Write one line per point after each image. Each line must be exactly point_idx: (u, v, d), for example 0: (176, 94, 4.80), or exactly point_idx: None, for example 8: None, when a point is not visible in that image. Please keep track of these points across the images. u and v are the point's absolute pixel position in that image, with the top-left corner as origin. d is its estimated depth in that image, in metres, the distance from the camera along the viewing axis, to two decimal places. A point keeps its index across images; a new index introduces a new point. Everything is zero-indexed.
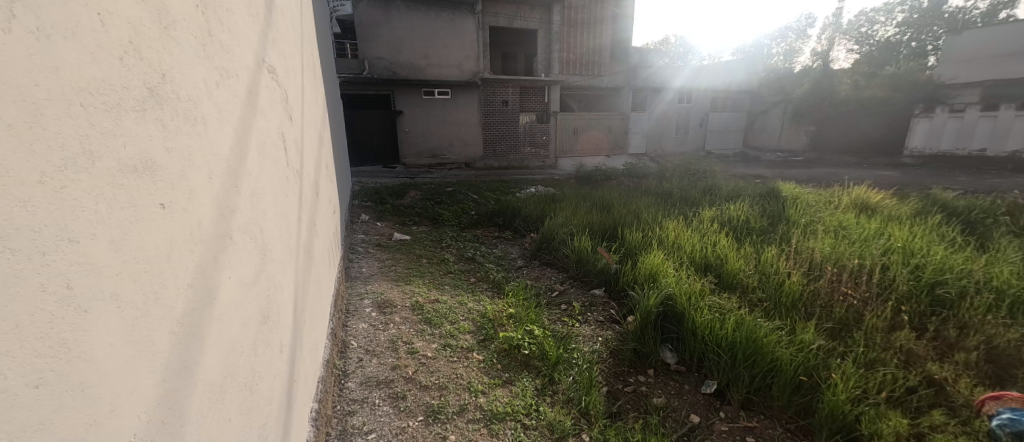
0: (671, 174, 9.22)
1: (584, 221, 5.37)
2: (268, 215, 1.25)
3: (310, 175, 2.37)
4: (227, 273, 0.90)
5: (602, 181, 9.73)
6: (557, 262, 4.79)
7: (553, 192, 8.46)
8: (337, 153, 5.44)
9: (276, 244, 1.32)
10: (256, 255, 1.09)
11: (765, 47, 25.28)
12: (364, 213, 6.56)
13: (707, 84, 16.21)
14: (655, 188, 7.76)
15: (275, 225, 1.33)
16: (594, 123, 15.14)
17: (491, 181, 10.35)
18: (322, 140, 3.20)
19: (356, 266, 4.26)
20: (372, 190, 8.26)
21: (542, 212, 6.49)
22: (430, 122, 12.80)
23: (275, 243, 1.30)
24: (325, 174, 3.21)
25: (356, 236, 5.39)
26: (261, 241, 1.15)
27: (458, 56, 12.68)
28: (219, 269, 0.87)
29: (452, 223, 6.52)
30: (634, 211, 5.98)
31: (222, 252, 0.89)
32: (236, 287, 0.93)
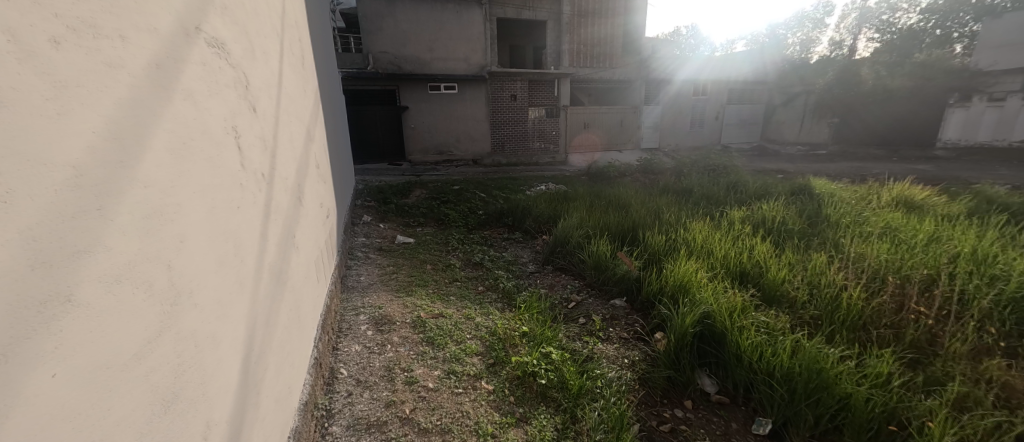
0: (688, 170, 8.76)
1: (601, 222, 4.98)
2: (185, 243, 0.90)
3: (290, 177, 2.02)
4: (48, 366, 0.58)
5: (616, 178, 9.31)
6: (571, 268, 4.41)
7: (564, 189, 8.08)
8: (337, 151, 5.14)
9: (204, 280, 0.96)
10: (137, 313, 0.74)
11: (780, 37, 24.44)
12: (366, 213, 6.25)
13: (723, 76, 15.62)
14: (673, 184, 7.33)
15: (207, 249, 0.99)
16: (606, 117, 14.68)
17: (500, 178, 10.00)
18: (310, 136, 2.87)
19: (354, 274, 3.92)
20: (375, 188, 7.95)
21: (554, 212, 6.10)
22: (436, 118, 12.47)
23: (201, 273, 0.96)
24: (315, 174, 2.88)
25: (356, 239, 5.07)
26: (160, 289, 0.81)
27: (465, 49, 12.28)
28: (20, 362, 0.54)
29: (459, 224, 6.17)
30: (654, 210, 5.56)
31: (33, 332, 0.56)
32: (68, 381, 0.60)
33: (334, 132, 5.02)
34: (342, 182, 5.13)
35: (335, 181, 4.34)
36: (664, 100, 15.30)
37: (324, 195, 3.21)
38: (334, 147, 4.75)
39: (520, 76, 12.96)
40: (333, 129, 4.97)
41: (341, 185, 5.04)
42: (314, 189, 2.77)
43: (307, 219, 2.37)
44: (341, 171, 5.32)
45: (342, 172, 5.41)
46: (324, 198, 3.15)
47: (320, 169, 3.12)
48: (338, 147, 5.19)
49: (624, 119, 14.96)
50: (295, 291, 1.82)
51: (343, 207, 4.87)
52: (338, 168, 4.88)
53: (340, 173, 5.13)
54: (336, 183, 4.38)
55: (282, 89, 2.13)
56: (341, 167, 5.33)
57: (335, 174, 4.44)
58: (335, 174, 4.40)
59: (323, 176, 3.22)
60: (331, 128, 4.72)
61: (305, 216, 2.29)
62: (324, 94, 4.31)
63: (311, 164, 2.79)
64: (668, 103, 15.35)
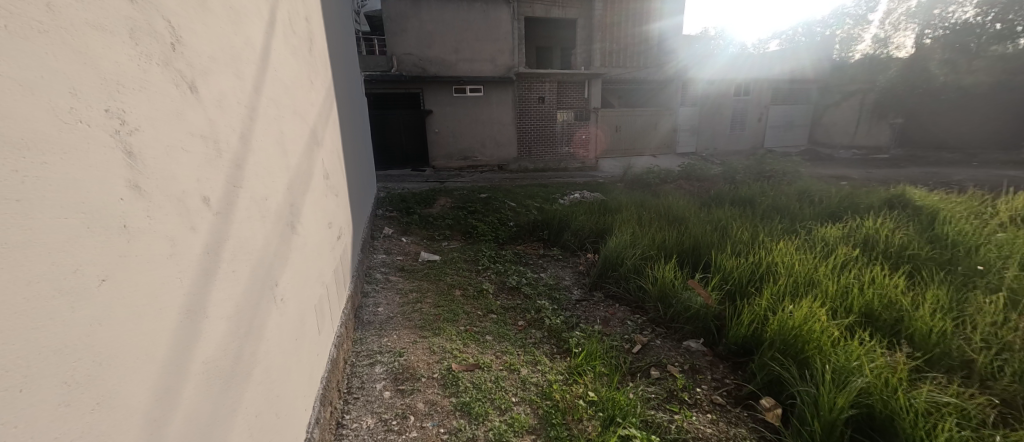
0: (741, 177, 7.86)
1: (660, 240, 4.23)
2: None
3: (273, 195, 1.39)
4: None
5: (658, 186, 8.50)
6: (628, 298, 3.68)
7: (603, 199, 7.32)
8: (357, 158, 4.57)
9: None
10: None
11: (819, 35, 23.01)
12: (387, 225, 5.65)
13: (767, 75, 14.57)
14: (730, 193, 6.48)
15: None
16: (639, 120, 13.87)
17: (531, 185, 9.34)
18: (316, 138, 2.26)
19: (370, 302, 3.31)
20: (397, 196, 7.39)
21: (598, 225, 5.37)
22: (461, 122, 11.93)
23: None
24: (321, 187, 2.26)
25: (375, 256, 4.47)
26: None
27: (491, 50, 11.71)
28: None
29: (490, 238, 5.51)
30: (717, 226, 4.79)
31: None
32: None
33: (353, 137, 4.45)
34: (360, 192, 4.56)
35: (352, 191, 3.77)
36: (702, 101, 14.36)
37: (334, 211, 2.60)
38: (353, 152, 4.18)
39: (549, 77, 12.31)
40: (353, 132, 4.41)
41: (360, 196, 4.47)
42: (318, 206, 2.14)
43: (304, 249, 1.74)
44: (361, 180, 4.76)
45: (361, 180, 4.84)
46: (333, 215, 2.53)
47: (329, 179, 2.52)
48: (357, 153, 4.63)
49: (659, 121, 14.10)
50: (264, 371, 1.18)
51: (361, 221, 4.30)
52: (356, 177, 4.31)
53: (359, 181, 4.56)
54: (353, 194, 3.80)
55: (270, 72, 1.52)
56: (360, 174, 4.76)
57: (353, 184, 3.87)
58: (352, 184, 3.82)
59: (332, 188, 2.61)
60: (350, 131, 4.16)
61: (300, 248, 1.67)
62: (342, 92, 3.74)
63: (315, 173, 2.16)
64: (706, 104, 14.41)
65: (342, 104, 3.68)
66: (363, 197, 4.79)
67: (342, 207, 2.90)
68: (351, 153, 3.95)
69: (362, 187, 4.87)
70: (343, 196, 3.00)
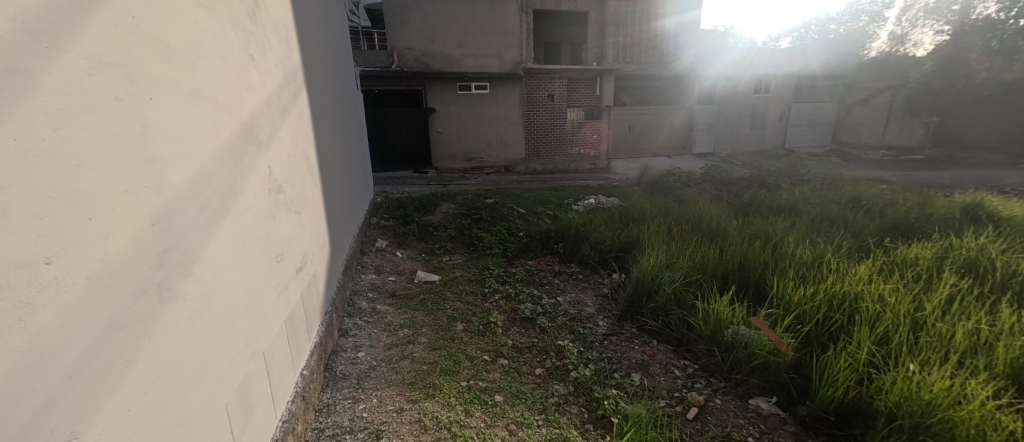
0: (775, 181, 7.11)
1: (703, 262, 3.54)
2: None
3: (59, 244, 0.72)
4: None
5: (680, 190, 7.79)
6: (670, 335, 3.00)
7: (622, 205, 6.63)
8: (344, 161, 3.89)
9: None
10: None
11: (834, 32, 22.15)
12: (380, 236, 5.00)
13: (789, 71, 13.76)
14: (768, 200, 5.76)
15: None
16: (654, 119, 13.17)
17: (541, 188, 8.68)
18: (254, 135, 1.57)
19: (348, 343, 2.65)
20: (395, 201, 6.73)
21: (622, 238, 4.68)
22: (466, 121, 11.28)
23: None
24: (261, 208, 1.57)
25: (363, 276, 3.81)
26: None
27: (498, 44, 11.05)
28: None
29: (497, 252, 4.84)
30: (764, 240, 4.10)
31: None
32: None
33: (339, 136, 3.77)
34: (347, 200, 3.88)
35: (332, 202, 3.09)
36: (720, 99, 13.61)
37: (291, 235, 1.92)
38: (336, 153, 3.51)
39: (559, 73, 11.63)
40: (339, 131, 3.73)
41: (346, 205, 3.79)
42: (251, 234, 1.45)
43: (192, 315, 1.04)
44: (348, 186, 4.07)
45: (350, 186, 4.15)
46: (287, 243, 1.84)
47: (280, 193, 1.83)
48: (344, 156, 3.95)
49: (674, 120, 13.39)
50: None
51: (345, 235, 3.64)
52: (341, 183, 3.63)
53: (345, 187, 3.89)
54: (332, 203, 3.13)
55: (102, 8, 0.83)
56: (348, 179, 4.08)
57: (334, 192, 3.19)
58: (333, 192, 3.14)
59: (287, 204, 1.91)
60: (334, 130, 3.47)
61: (172, 319, 0.97)
62: (321, 81, 3.05)
63: (247, 186, 1.47)
64: (724, 102, 13.65)
65: (320, 95, 2.99)
66: (350, 206, 4.11)
67: (307, 226, 2.22)
68: (332, 156, 3.26)
69: (350, 194, 4.19)
70: (309, 211, 2.32)
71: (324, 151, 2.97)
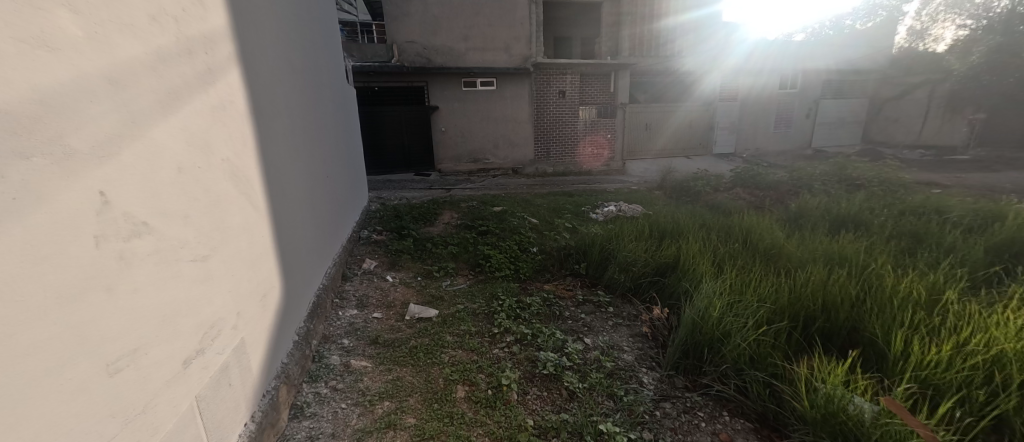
0: (820, 186, 6.33)
1: (776, 300, 2.73)
2: None
3: None
4: None
5: (711, 195, 7.01)
6: (748, 407, 2.23)
7: (648, 213, 5.89)
8: (319, 169, 3.12)
9: None
10: None
11: (850, 27, 21.36)
12: (369, 255, 4.23)
13: (817, 66, 12.95)
14: (821, 210, 4.98)
15: None
16: (672, 118, 12.36)
17: (554, 193, 7.94)
18: (19, 137, 0.78)
19: (302, 435, 1.87)
20: (390, 210, 5.96)
21: (659, 258, 3.89)
22: (471, 120, 10.53)
23: None
24: (61, 280, 0.83)
25: (343, 314, 3.03)
26: None
27: (506, 37, 10.26)
28: None
29: (508, 274, 4.05)
30: (840, 265, 3.34)
31: None
32: None
33: (313, 136, 3.00)
34: (323, 216, 3.11)
35: (294, 225, 2.33)
36: (744, 96, 12.79)
37: (173, 304, 1.14)
38: (306, 159, 2.74)
39: (571, 68, 10.86)
40: (311, 130, 2.96)
41: (320, 224, 3.02)
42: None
43: None
44: (326, 198, 3.30)
45: (329, 198, 3.38)
46: (156, 321, 1.07)
47: (143, 237, 1.05)
48: (320, 162, 3.18)
49: (693, 119, 12.59)
50: None
51: (318, 263, 2.88)
52: (313, 196, 2.85)
53: (321, 201, 3.11)
54: (295, 226, 2.35)
55: None
56: (326, 190, 3.31)
57: (298, 211, 2.42)
58: (296, 211, 2.37)
59: (164, 252, 1.13)
60: (302, 130, 2.70)
61: None
62: (275, 61, 2.26)
63: None
64: (748, 99, 12.84)
65: (272, 80, 2.20)
66: (329, 223, 3.34)
67: (222, 275, 1.44)
68: (297, 164, 2.49)
69: (330, 208, 3.41)
70: (232, 250, 1.54)
71: (279, 157, 2.18)
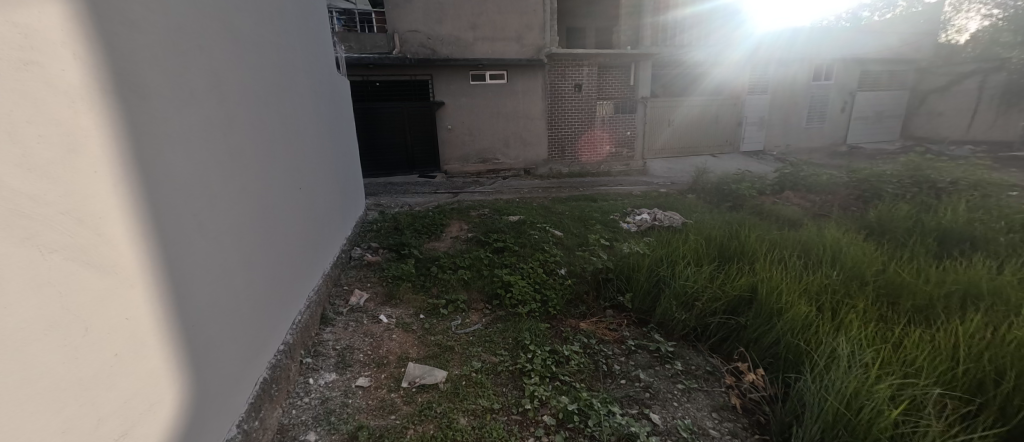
0: (893, 191, 5.42)
1: (938, 378, 1.88)
2: None
3: None
4: None
5: (756, 200, 6.17)
6: None
7: (690, 223, 5.08)
8: (283, 182, 2.30)
9: None
10: None
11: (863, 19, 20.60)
12: (358, 283, 3.38)
13: (852, 54, 12.07)
14: (912, 221, 4.13)
15: None
16: (696, 112, 11.48)
17: (576, 197, 7.13)
18: None
19: None
20: (389, 220, 5.12)
21: (729, 289, 3.03)
22: (480, 116, 9.67)
23: None
24: None
25: (314, 384, 2.17)
26: None
27: (518, 25, 9.37)
28: None
29: (535, 309, 3.21)
30: (987, 306, 2.51)
31: None
32: None
33: (270, 138, 2.17)
34: (289, 246, 2.29)
35: (223, 277, 1.50)
36: (773, 88, 11.92)
37: None
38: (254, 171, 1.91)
39: (587, 59, 9.97)
40: (267, 129, 2.13)
41: (284, 258, 2.20)
42: None
43: None
44: (296, 221, 2.48)
45: (300, 218, 2.56)
46: None
47: None
48: (285, 171, 2.35)
49: (718, 114, 11.72)
50: None
51: (279, 315, 2.07)
52: (268, 222, 2.02)
53: (287, 226, 2.30)
54: (228, 277, 1.53)
55: None
56: (296, 211, 2.49)
57: (233, 252, 1.60)
58: (228, 253, 1.55)
59: None
60: (248, 128, 1.87)
61: None
62: (182, 20, 1.43)
63: None
64: (778, 92, 11.96)
65: (173, 48, 1.36)
66: (301, 253, 2.53)
67: None
68: (233, 179, 1.65)
69: (303, 232, 2.60)
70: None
71: (188, 174, 1.36)
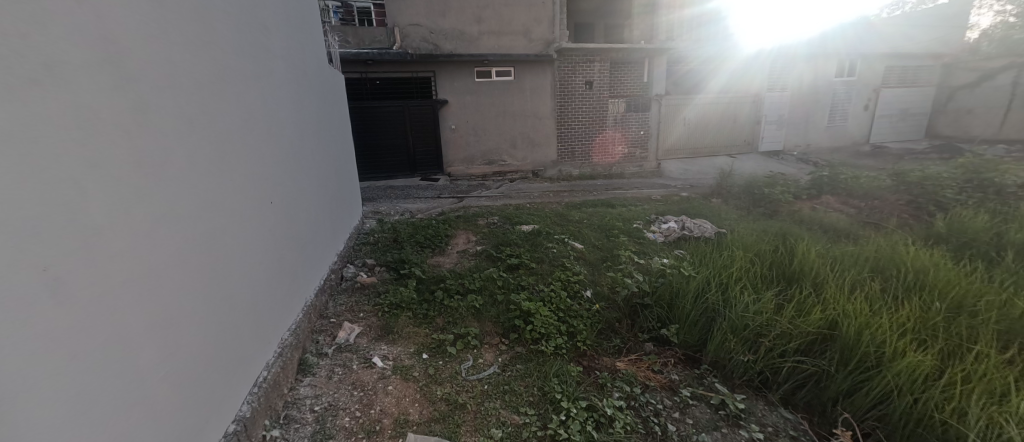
0: (952, 198, 4.87)
1: None
2: None
3: None
4: None
5: (793, 205, 5.62)
6: None
7: (726, 234, 4.54)
8: (236, 198, 1.77)
9: None
10: None
11: None
12: (347, 313, 2.82)
13: (877, 49, 11.50)
14: (993, 235, 3.58)
15: None
16: (713, 110, 10.89)
17: (593, 202, 6.60)
18: None
19: None
20: (388, 231, 4.58)
21: (802, 325, 2.47)
22: (485, 115, 9.11)
23: None
24: None
25: None
26: None
27: (526, 18, 8.80)
28: None
29: (561, 346, 2.66)
30: None
31: None
32: None
33: (215, 142, 1.64)
34: (244, 281, 1.76)
35: (83, 368, 1.01)
36: (795, 85, 11.34)
37: None
38: (178, 190, 1.39)
39: (600, 54, 9.40)
40: (207, 129, 1.60)
41: (236, 300, 1.67)
42: None
43: None
44: (260, 245, 1.95)
45: (266, 242, 2.03)
46: None
47: None
48: (240, 184, 1.82)
49: (736, 112, 11.13)
50: None
51: (224, 379, 1.55)
52: (204, 256, 1.49)
53: (242, 255, 1.78)
54: (93, 370, 1.04)
55: None
56: (259, 232, 1.96)
57: (111, 322, 1.09)
58: (98, 329, 1.05)
59: None
60: (164, 131, 1.34)
61: None
62: None
63: None
64: (799, 89, 11.38)
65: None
66: (269, 285, 2.01)
67: None
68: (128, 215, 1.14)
69: (272, 259, 2.07)
70: None
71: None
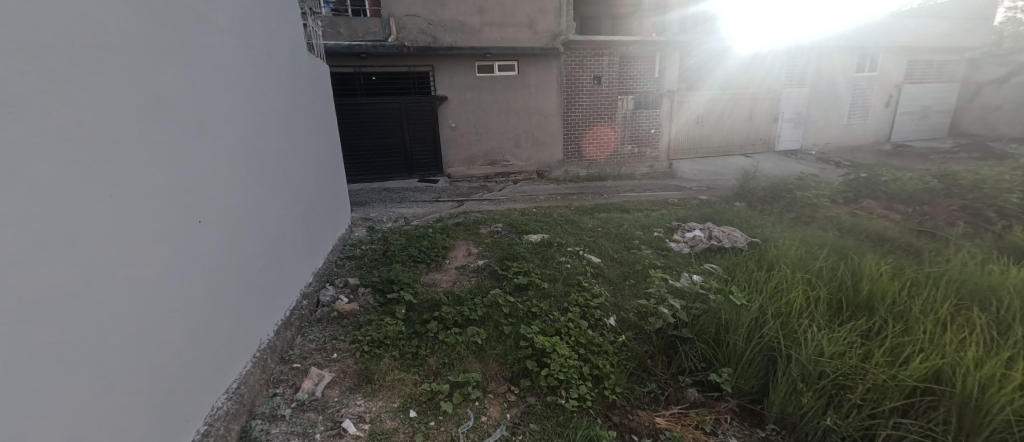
0: (1017, 203, 4.30)
1: None
2: None
3: None
4: None
5: (830, 211, 5.07)
6: None
7: (763, 245, 3.99)
8: (123, 225, 1.24)
9: None
10: None
11: None
12: (319, 352, 2.27)
13: (900, 42, 10.91)
14: None
15: None
16: (726, 108, 10.32)
17: (606, 206, 6.05)
18: None
19: None
20: (378, 241, 4.04)
21: (896, 379, 1.93)
22: (487, 113, 8.56)
23: None
24: None
25: None
26: None
27: (530, 9, 8.23)
28: None
29: (587, 398, 2.12)
30: None
31: None
32: None
33: (76, 147, 1.11)
34: (130, 344, 1.23)
35: None
36: (814, 81, 10.77)
37: None
38: None
39: (609, 48, 8.82)
40: (55, 126, 1.06)
41: (106, 378, 1.15)
42: None
43: None
44: (171, 286, 1.41)
45: (186, 280, 1.49)
46: None
47: None
48: (135, 203, 1.29)
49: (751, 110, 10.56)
50: None
51: None
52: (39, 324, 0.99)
53: (128, 308, 1.24)
54: None
55: None
56: (171, 268, 1.42)
57: None
58: None
59: None
60: None
61: None
62: None
63: None
64: (819, 84, 10.81)
65: None
66: (187, 338, 1.48)
67: None
68: None
69: (195, 301, 1.54)
70: None
71: None
